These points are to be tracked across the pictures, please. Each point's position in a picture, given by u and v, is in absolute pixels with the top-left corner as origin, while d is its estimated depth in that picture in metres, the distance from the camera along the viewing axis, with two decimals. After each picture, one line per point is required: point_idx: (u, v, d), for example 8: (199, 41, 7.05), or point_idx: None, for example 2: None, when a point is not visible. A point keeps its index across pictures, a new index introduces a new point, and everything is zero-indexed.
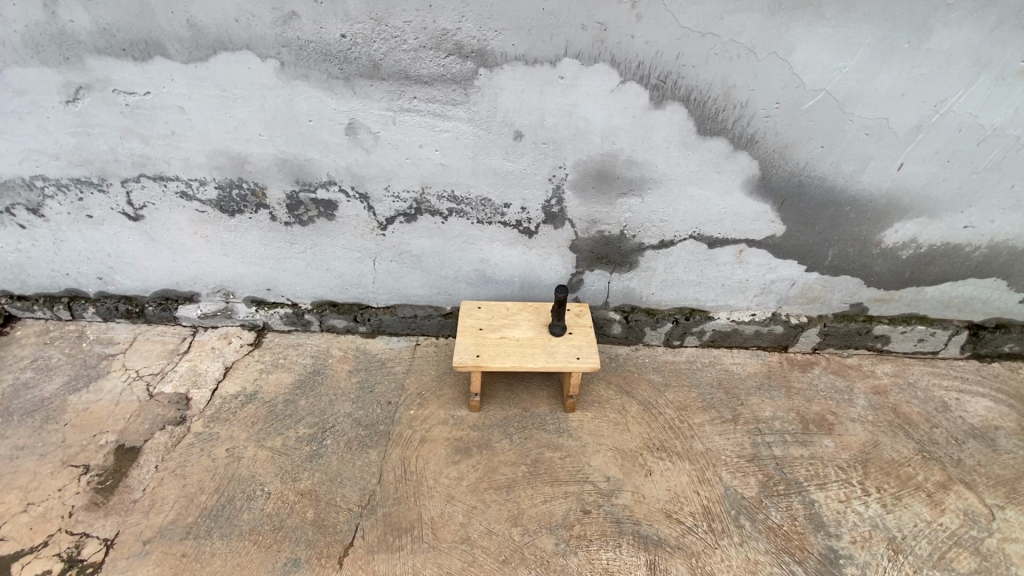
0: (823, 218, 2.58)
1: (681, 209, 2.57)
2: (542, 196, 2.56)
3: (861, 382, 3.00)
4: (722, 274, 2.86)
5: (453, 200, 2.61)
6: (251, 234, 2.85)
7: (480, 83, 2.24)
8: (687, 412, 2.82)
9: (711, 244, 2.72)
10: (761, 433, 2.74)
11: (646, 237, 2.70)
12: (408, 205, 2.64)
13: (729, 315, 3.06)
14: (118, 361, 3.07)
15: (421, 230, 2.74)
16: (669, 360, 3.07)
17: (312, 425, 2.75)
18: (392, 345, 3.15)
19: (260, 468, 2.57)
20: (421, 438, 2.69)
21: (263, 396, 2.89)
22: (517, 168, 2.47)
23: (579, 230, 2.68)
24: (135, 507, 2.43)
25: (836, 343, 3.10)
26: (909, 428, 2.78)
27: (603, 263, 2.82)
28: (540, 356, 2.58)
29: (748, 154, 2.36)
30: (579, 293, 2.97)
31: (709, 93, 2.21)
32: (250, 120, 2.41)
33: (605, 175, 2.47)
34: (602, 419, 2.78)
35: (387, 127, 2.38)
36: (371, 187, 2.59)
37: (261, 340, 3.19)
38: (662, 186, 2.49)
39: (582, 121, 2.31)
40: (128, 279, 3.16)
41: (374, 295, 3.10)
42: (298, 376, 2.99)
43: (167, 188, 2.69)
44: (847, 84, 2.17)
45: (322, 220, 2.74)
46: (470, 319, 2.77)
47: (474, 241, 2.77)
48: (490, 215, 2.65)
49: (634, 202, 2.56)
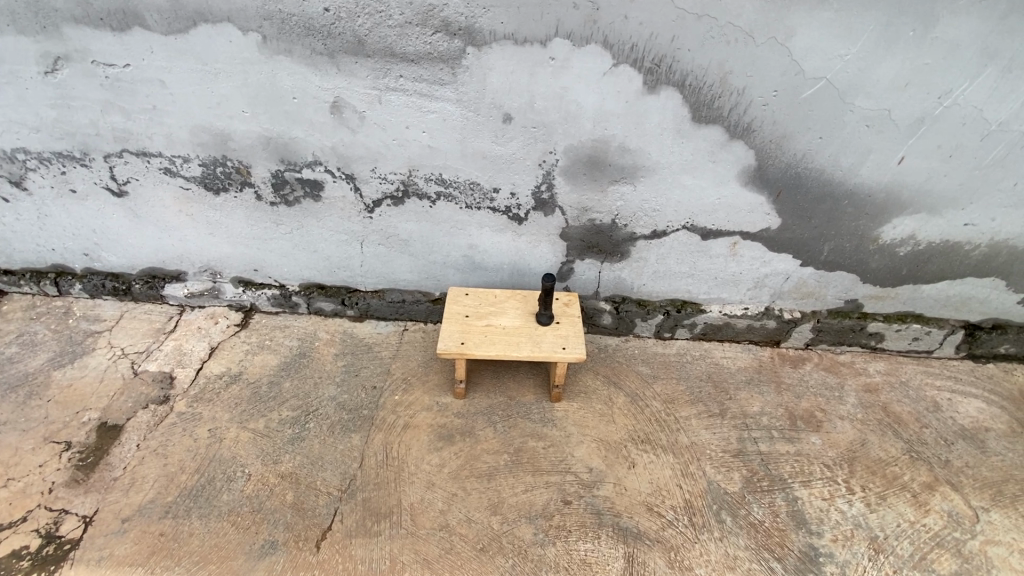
0: (820, 212, 2.51)
1: (675, 199, 2.51)
2: (532, 181, 2.50)
3: (852, 380, 2.97)
4: (715, 267, 2.81)
5: (441, 183, 2.55)
6: (237, 214, 2.80)
7: (468, 62, 2.16)
8: (673, 405, 2.80)
9: (704, 236, 2.66)
10: (748, 428, 2.72)
11: (638, 227, 2.65)
12: (395, 186, 2.58)
13: (722, 308, 3.01)
14: (103, 339, 3.06)
15: (408, 213, 2.69)
16: (658, 352, 3.04)
17: (296, 408, 2.73)
18: (379, 330, 3.13)
19: (241, 450, 2.56)
20: (404, 424, 2.67)
21: (247, 377, 2.88)
22: (506, 152, 2.40)
23: (569, 217, 2.62)
24: (114, 485, 2.43)
25: (829, 339, 3.06)
26: (898, 428, 2.75)
27: (594, 252, 2.78)
28: (525, 345, 2.55)
29: (743, 143, 2.29)
30: (569, 283, 2.93)
31: (704, 79, 2.12)
32: (232, 95, 2.34)
33: (596, 161, 2.40)
34: (588, 410, 2.76)
35: (373, 107, 2.31)
36: (358, 168, 2.53)
37: (248, 321, 3.16)
38: (654, 174, 2.42)
39: (573, 105, 2.23)
40: (114, 256, 3.12)
41: (362, 279, 3.07)
42: (283, 358, 2.97)
43: (150, 164, 2.64)
44: (849, 72, 2.08)
45: (308, 200, 2.69)
46: (455, 306, 2.72)
47: (462, 226, 2.72)
48: (479, 200, 2.60)
49: (626, 190, 2.49)
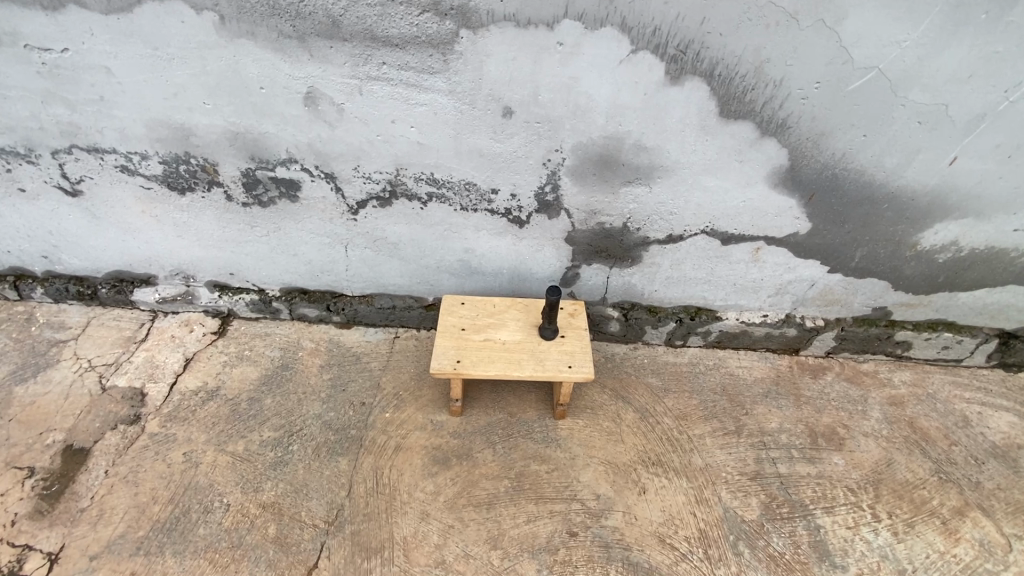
0: (855, 217, 2.26)
1: (694, 202, 2.24)
2: (536, 182, 2.22)
3: (875, 392, 2.78)
4: (735, 273, 2.57)
5: (433, 183, 2.27)
6: (206, 215, 2.52)
7: (462, 47, 1.86)
8: (686, 422, 2.61)
9: (725, 241, 2.41)
10: (766, 448, 2.53)
11: (652, 231, 2.39)
12: (381, 186, 2.30)
13: (739, 315, 2.79)
14: (68, 349, 2.82)
15: (397, 215, 2.42)
16: (669, 362, 2.84)
17: (278, 428, 2.53)
18: (369, 338, 2.90)
19: (218, 476, 2.35)
20: (396, 446, 2.47)
21: (225, 393, 2.66)
22: (506, 150, 2.12)
23: (576, 221, 2.36)
24: (82, 518, 2.23)
25: (852, 347, 2.85)
26: (926, 446, 2.58)
27: (602, 257, 2.53)
28: (527, 363, 2.32)
29: (776, 141, 2.01)
30: (575, 288, 2.70)
31: (737, 68, 1.83)
32: (190, 84, 2.03)
33: (608, 160, 2.13)
34: (595, 429, 2.56)
35: (353, 98, 2.01)
36: (338, 167, 2.24)
37: (226, 328, 2.92)
38: (673, 175, 2.15)
39: (583, 98, 1.94)
40: (76, 259, 2.85)
41: (349, 284, 2.82)
42: (265, 371, 2.75)
43: (104, 162, 2.34)
44: (905, 61, 1.79)
45: (284, 201, 2.41)
46: (450, 318, 2.48)
47: (458, 230, 2.46)
48: (475, 202, 2.33)
49: (641, 191, 2.22)
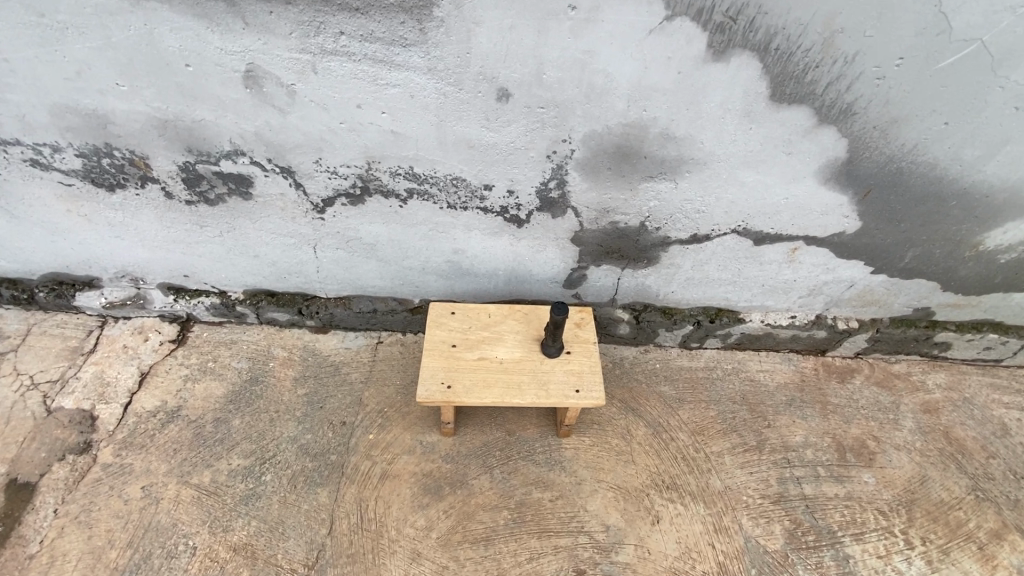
0: (915, 215, 1.92)
1: (728, 199, 1.87)
2: (538, 177, 1.84)
3: (908, 398, 2.54)
4: (764, 274, 2.24)
5: (412, 178, 1.87)
6: (145, 214, 2.12)
7: (443, 12, 1.42)
8: (703, 438, 2.37)
9: (757, 241, 2.06)
10: (790, 466, 2.31)
11: (673, 231, 2.03)
12: (351, 182, 1.91)
13: (764, 317, 2.49)
14: (7, 364, 2.47)
15: (372, 214, 2.03)
16: (683, 367, 2.57)
17: (249, 454, 2.25)
18: (348, 344, 2.59)
19: (183, 514, 2.10)
20: (382, 473, 2.22)
21: (188, 413, 2.36)
22: (501, 140, 1.72)
23: (585, 220, 1.99)
24: (30, 567, 1.97)
25: (885, 348, 2.59)
26: (962, 459, 2.37)
27: (614, 258, 2.18)
28: (528, 388, 2.01)
29: (835, 129, 1.63)
30: (581, 290, 2.37)
31: (800, 41, 1.43)
32: (95, 61, 1.59)
33: (627, 152, 1.73)
34: (602, 448, 2.32)
35: (306, 78, 1.58)
36: (296, 160, 1.84)
37: (186, 336, 2.59)
38: (704, 169, 1.77)
39: (600, 78, 1.53)
40: (4, 261, 2.46)
41: (322, 286, 2.47)
42: (231, 387, 2.44)
43: (9, 155, 1.92)
44: (1016, 32, 1.41)
45: (235, 198, 2.01)
46: (439, 332, 2.15)
47: (445, 230, 2.09)
48: (465, 199, 1.94)
49: (664, 187, 1.85)
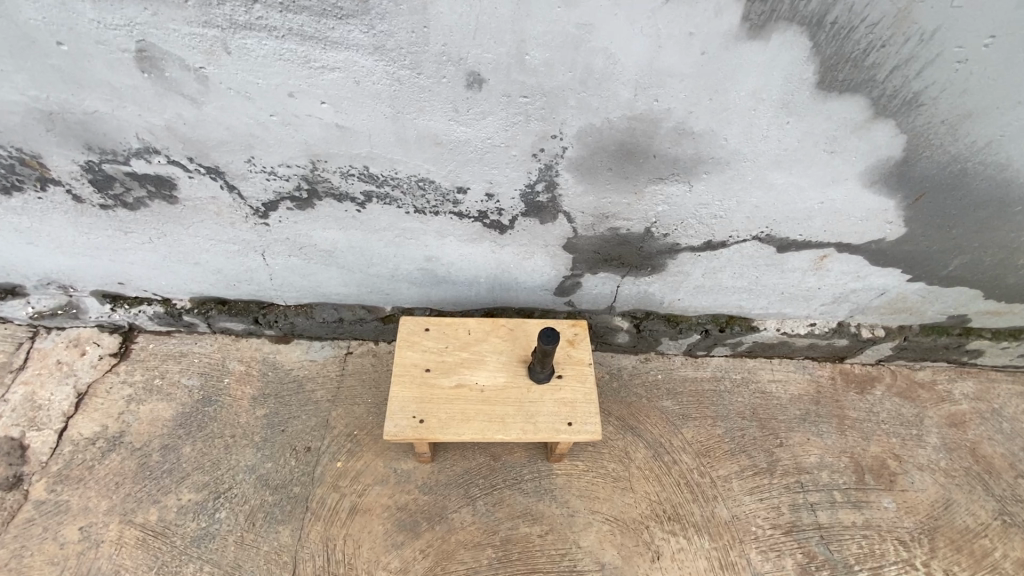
0: (970, 220, 1.62)
1: (752, 203, 1.56)
2: (522, 178, 1.50)
3: (932, 410, 2.31)
4: (785, 282, 1.95)
5: (369, 180, 1.53)
6: (55, 219, 1.78)
7: None
8: (709, 460, 2.14)
9: (782, 248, 1.76)
10: (804, 490, 2.10)
11: (684, 237, 1.72)
12: (295, 184, 1.57)
13: (780, 324, 2.22)
14: None
15: (324, 219, 1.70)
16: (688, 378, 2.31)
17: (201, 487, 2.00)
18: (313, 356, 2.30)
19: (127, 560, 1.86)
20: (351, 507, 1.98)
21: (132, 440, 2.10)
22: (473, 136, 1.37)
23: (579, 226, 1.67)
24: None
25: (911, 356, 2.34)
26: (989, 479, 2.16)
27: (613, 266, 1.87)
28: (513, 422, 1.74)
29: (893, 124, 1.31)
30: (574, 299, 2.07)
31: (865, 12, 1.09)
32: None
33: (632, 151, 1.40)
34: (597, 474, 2.09)
35: (217, 59, 1.23)
36: (223, 159, 1.50)
37: (129, 349, 2.30)
38: (726, 169, 1.45)
39: (601, 60, 1.19)
40: None
41: (279, 293, 2.16)
42: (181, 408, 2.17)
43: None
44: None
45: (158, 202, 1.68)
46: (410, 354, 1.87)
47: (414, 236, 1.76)
48: (434, 204, 1.61)
49: (676, 190, 1.52)
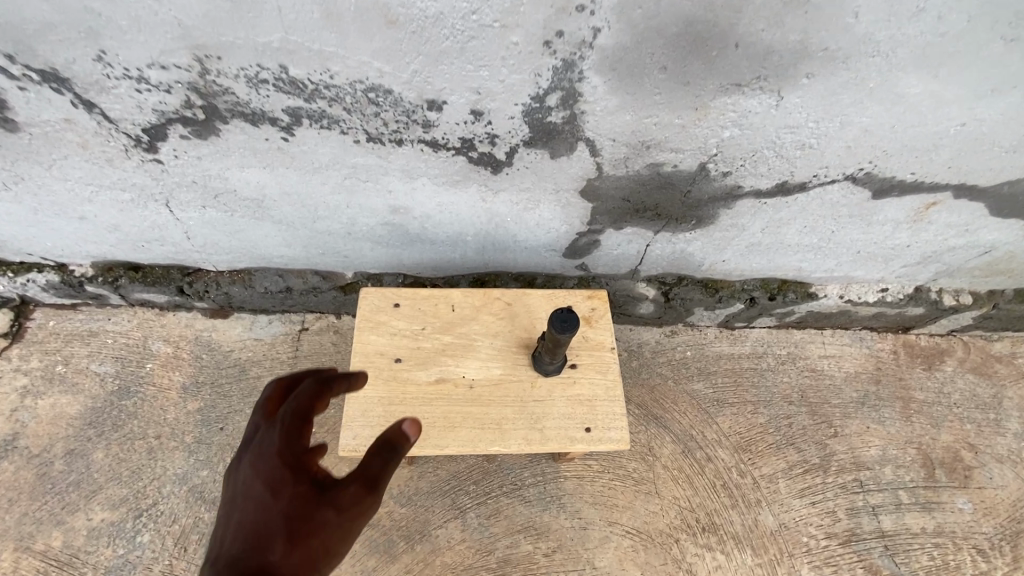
0: None
1: (862, 124, 1.06)
2: (527, 86, 0.99)
3: (1012, 390, 1.93)
4: (867, 238, 1.48)
5: (294, 90, 1.01)
6: None
7: None
8: (750, 455, 1.75)
9: (880, 193, 1.28)
10: (863, 490, 1.73)
11: (750, 178, 1.22)
12: (183, 99, 1.05)
13: (844, 291, 1.77)
14: None
15: (240, 153, 1.18)
16: (723, 355, 1.89)
17: (119, 503, 1.59)
18: (258, 334, 1.83)
19: None
20: None
21: (29, 445, 1.65)
22: (449, 7, 0.85)
23: (606, 162, 1.17)
24: None
25: (992, 325, 1.93)
26: None
27: (645, 219, 1.38)
28: (513, 428, 1.31)
29: None
30: (589, 261, 1.60)
31: None
32: None
33: (702, 35, 0.89)
34: (615, 476, 1.69)
35: None
36: (61, 54, 0.97)
37: (22, 328, 1.80)
38: (841, 68, 0.94)
39: None
40: None
41: (205, 257, 1.65)
42: (91, 403, 1.71)
43: None
44: None
45: None
46: (375, 338, 1.40)
47: (371, 178, 1.25)
48: (396, 128, 1.09)
49: (756, 105, 1.02)
